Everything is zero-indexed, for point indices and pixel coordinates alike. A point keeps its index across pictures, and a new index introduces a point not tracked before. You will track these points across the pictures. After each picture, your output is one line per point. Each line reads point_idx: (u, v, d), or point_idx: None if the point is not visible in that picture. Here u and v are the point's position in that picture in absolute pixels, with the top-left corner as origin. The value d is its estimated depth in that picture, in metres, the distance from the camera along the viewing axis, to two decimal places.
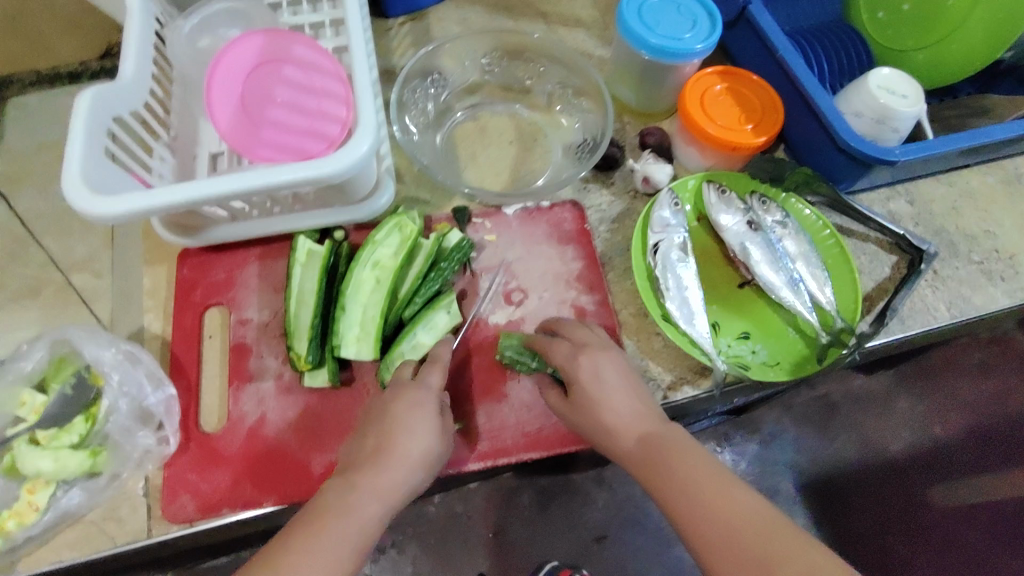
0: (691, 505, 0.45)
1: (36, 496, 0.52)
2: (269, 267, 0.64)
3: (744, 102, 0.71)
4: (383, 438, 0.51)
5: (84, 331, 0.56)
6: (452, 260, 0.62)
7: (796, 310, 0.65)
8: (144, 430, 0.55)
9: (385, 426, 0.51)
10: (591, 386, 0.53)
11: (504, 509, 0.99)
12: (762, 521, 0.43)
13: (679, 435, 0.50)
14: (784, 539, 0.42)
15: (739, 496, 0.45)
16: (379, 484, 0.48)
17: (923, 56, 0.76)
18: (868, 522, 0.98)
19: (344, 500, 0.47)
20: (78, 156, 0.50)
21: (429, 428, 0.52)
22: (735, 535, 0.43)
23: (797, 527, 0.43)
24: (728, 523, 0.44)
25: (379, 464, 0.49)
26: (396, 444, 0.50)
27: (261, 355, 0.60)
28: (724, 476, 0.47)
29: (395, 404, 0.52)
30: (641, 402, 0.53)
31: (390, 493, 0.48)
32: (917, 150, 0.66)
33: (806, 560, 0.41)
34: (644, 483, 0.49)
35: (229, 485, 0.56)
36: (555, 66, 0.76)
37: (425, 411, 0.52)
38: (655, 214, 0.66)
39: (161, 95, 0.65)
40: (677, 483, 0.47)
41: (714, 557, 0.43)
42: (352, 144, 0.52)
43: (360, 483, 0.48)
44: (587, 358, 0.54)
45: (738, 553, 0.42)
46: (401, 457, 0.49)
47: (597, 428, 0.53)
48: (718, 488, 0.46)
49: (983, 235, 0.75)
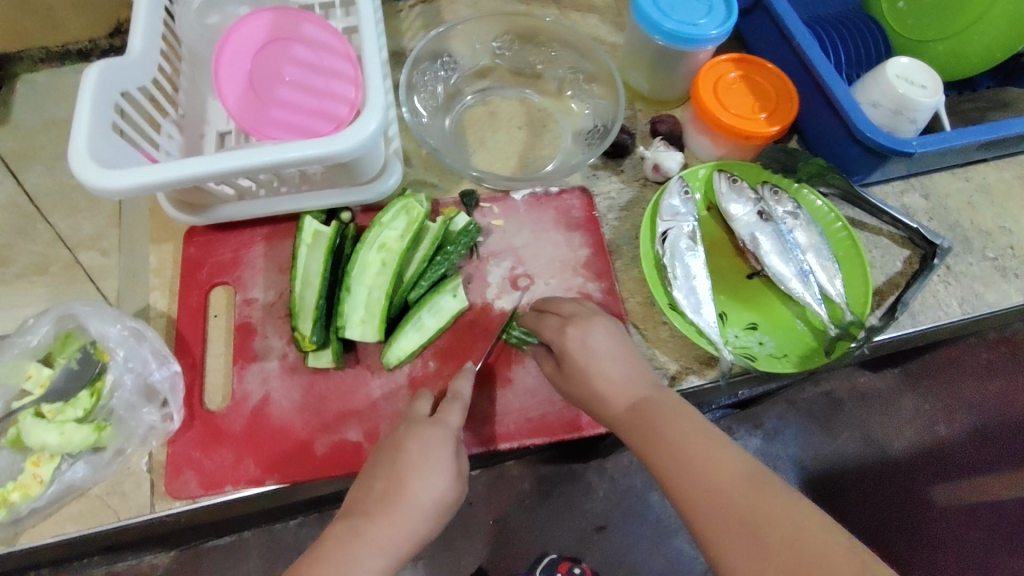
0: (680, 466, 0.46)
1: (40, 469, 0.52)
2: (276, 247, 0.64)
3: (758, 90, 0.70)
4: (393, 484, 0.48)
5: (90, 307, 0.56)
6: (459, 244, 0.62)
7: (805, 302, 0.64)
8: (149, 406, 0.56)
9: (395, 474, 0.48)
10: (593, 367, 0.53)
11: (505, 497, 1.00)
12: (750, 483, 0.44)
13: (670, 404, 0.50)
14: (767, 495, 0.43)
15: (725, 455, 0.46)
16: (384, 538, 0.46)
17: (943, 47, 0.74)
18: (880, 512, 0.99)
19: (347, 553, 0.45)
20: (86, 130, 0.50)
21: (442, 475, 0.49)
22: (723, 496, 0.44)
23: (784, 487, 0.44)
24: (716, 484, 0.44)
25: (387, 515, 0.47)
26: (407, 493, 0.48)
27: (266, 335, 0.60)
28: (714, 437, 0.47)
29: (409, 447, 0.50)
30: (636, 374, 0.53)
31: (396, 547, 0.46)
32: (935, 141, 0.65)
33: (792, 519, 0.42)
34: (634, 445, 0.50)
35: (232, 463, 0.56)
36: (566, 51, 0.75)
37: (441, 449, 0.50)
38: (665, 202, 0.65)
39: (170, 71, 0.65)
40: (667, 446, 0.47)
41: (700, 516, 0.44)
42: (360, 122, 0.51)
43: (366, 536, 0.46)
44: (574, 329, 0.55)
45: (725, 513, 0.43)
46: (411, 508, 0.47)
47: (591, 394, 0.53)
48: (704, 447, 0.46)
49: (998, 232, 0.73)
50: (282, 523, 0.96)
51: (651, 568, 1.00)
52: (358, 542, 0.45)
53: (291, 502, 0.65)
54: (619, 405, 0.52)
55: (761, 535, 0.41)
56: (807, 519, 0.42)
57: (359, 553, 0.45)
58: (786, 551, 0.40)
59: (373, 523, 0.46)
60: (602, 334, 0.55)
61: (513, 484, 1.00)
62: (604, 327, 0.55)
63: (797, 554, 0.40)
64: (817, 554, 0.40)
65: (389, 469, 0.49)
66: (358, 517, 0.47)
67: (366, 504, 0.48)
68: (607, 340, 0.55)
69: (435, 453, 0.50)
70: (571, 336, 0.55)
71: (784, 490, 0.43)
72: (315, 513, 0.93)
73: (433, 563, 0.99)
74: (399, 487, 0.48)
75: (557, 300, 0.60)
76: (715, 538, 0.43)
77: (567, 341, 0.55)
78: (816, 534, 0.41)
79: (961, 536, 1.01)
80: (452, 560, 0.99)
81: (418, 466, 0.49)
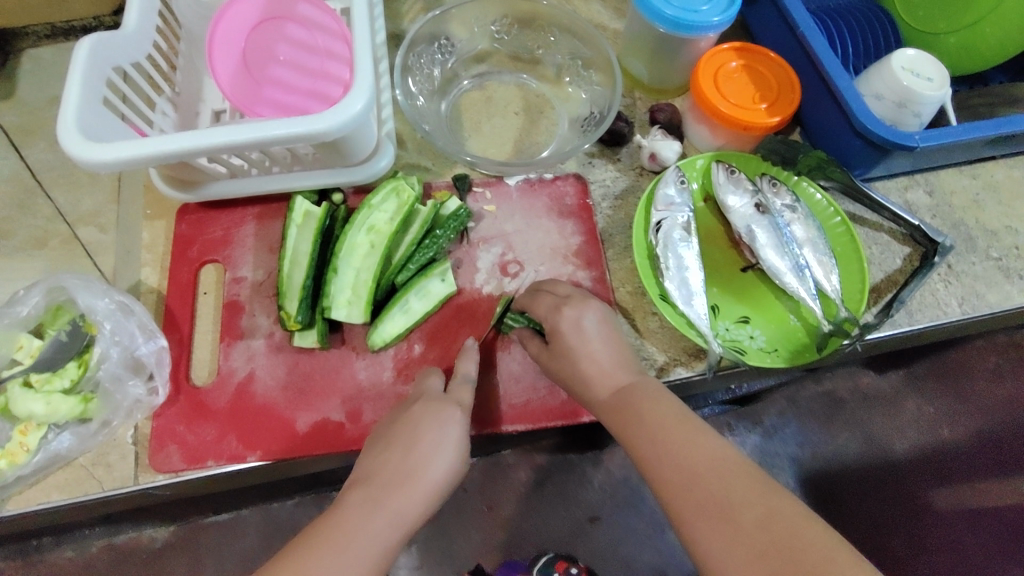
0: (659, 450, 0.46)
1: (27, 437, 0.53)
2: (266, 227, 0.64)
3: (759, 80, 0.68)
4: (410, 457, 0.48)
5: (77, 280, 0.57)
6: (448, 228, 0.62)
7: (799, 297, 0.63)
8: (135, 379, 0.56)
9: (411, 448, 0.48)
10: (583, 358, 0.53)
11: (499, 484, 1.01)
12: (728, 467, 0.44)
13: (652, 386, 0.51)
14: (747, 482, 0.43)
15: (707, 443, 0.45)
16: (401, 510, 0.45)
17: (954, 40, 0.72)
18: (879, 511, 0.98)
19: (362, 522, 0.44)
20: (76, 103, 0.50)
21: (454, 454, 0.49)
22: (700, 479, 0.43)
23: (764, 476, 0.43)
24: (694, 468, 0.44)
25: (404, 489, 0.46)
26: (422, 469, 0.47)
27: (253, 314, 0.61)
28: (697, 426, 0.47)
29: (425, 424, 0.50)
30: (624, 362, 0.53)
31: (410, 520, 0.45)
32: (938, 136, 0.63)
33: (768, 505, 0.41)
34: (615, 429, 0.50)
35: (215, 438, 0.56)
36: (565, 36, 0.73)
37: (453, 430, 0.50)
38: (660, 191, 0.64)
39: (166, 49, 0.65)
40: (648, 429, 0.47)
41: (675, 498, 0.44)
42: (347, 101, 0.51)
43: (384, 506, 0.45)
44: (570, 310, 0.55)
45: (701, 496, 0.43)
46: (427, 484, 0.47)
47: (575, 377, 0.53)
48: (687, 436, 0.46)
49: (1004, 231, 0.72)
50: (278, 502, 0.97)
51: (643, 560, 1.00)
52: (376, 512, 0.45)
53: (279, 478, 0.66)
54: (604, 391, 0.52)
55: (735, 518, 0.41)
56: (783, 505, 0.41)
57: (375, 523, 0.44)
58: (759, 534, 0.40)
59: (391, 496, 0.46)
60: (591, 325, 0.54)
61: (507, 472, 1.01)
62: (596, 318, 0.55)
63: (769, 537, 0.40)
64: (789, 538, 0.39)
65: (406, 442, 0.49)
66: (375, 488, 0.46)
67: (382, 476, 0.47)
68: (597, 332, 0.54)
69: (449, 433, 0.50)
70: (568, 318, 0.54)
71: (764, 479, 0.43)
72: (310, 491, 0.95)
73: (426, 546, 0.99)
74: (416, 463, 0.47)
75: (552, 281, 0.60)
76: (687, 520, 0.43)
77: (562, 323, 0.54)
78: (790, 520, 0.40)
79: (963, 542, 0.99)
80: (445, 544, 0.99)
81: (434, 443, 0.49)
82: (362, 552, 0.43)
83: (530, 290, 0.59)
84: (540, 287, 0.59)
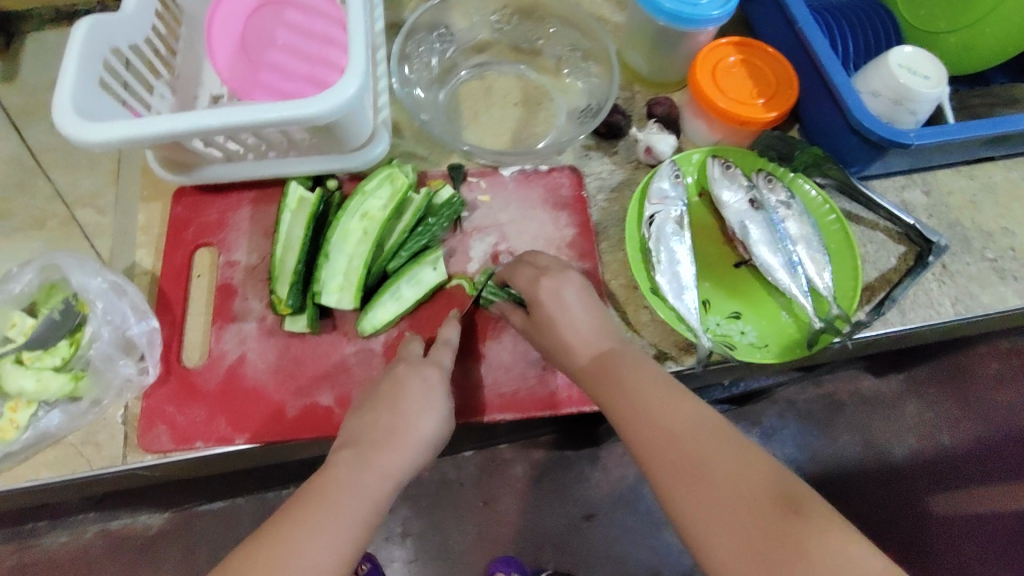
0: (637, 412, 0.46)
1: (17, 415, 0.54)
2: (261, 212, 0.64)
3: (758, 76, 0.68)
4: (398, 416, 0.49)
5: (71, 258, 0.57)
6: (441, 216, 0.62)
7: (791, 293, 0.63)
8: (126, 359, 0.57)
9: (399, 408, 0.49)
10: (565, 328, 0.53)
11: (495, 479, 1.01)
12: (703, 429, 0.44)
13: (631, 354, 0.51)
14: (722, 442, 0.43)
15: (683, 405, 0.46)
16: (393, 466, 0.46)
17: (954, 39, 0.72)
18: (880, 507, 0.98)
19: (355, 479, 0.45)
20: (71, 82, 0.51)
21: (441, 412, 0.50)
22: (675, 439, 0.44)
23: (738, 435, 0.44)
24: (670, 431, 0.44)
25: (395, 445, 0.47)
26: (412, 426, 0.48)
27: (246, 297, 0.61)
28: (674, 389, 0.47)
29: (409, 386, 0.51)
30: (604, 327, 0.53)
31: (402, 474, 0.46)
32: (934, 134, 0.63)
33: (740, 464, 0.42)
34: (596, 396, 0.50)
35: (204, 419, 0.57)
36: (565, 29, 0.74)
37: (438, 391, 0.51)
38: (654, 185, 0.64)
39: (165, 32, 0.65)
40: (626, 395, 0.48)
41: (652, 462, 0.44)
42: (340, 86, 0.51)
43: (376, 462, 0.46)
44: (548, 279, 0.55)
45: (677, 456, 0.43)
46: (416, 441, 0.48)
47: (558, 346, 0.53)
48: (665, 398, 0.46)
49: (1000, 233, 0.71)
50: (274, 492, 0.97)
51: (637, 560, 1.00)
52: (368, 469, 0.45)
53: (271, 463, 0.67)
54: (585, 357, 0.52)
55: (708, 478, 0.42)
56: (756, 464, 0.42)
57: (369, 477, 0.45)
58: (730, 493, 0.41)
59: (382, 452, 0.46)
60: (571, 298, 0.54)
61: (506, 468, 1.02)
62: (575, 293, 0.54)
63: (740, 495, 0.40)
64: (761, 497, 0.40)
65: (394, 401, 0.50)
66: (364, 446, 0.47)
67: (372, 434, 0.48)
68: (579, 304, 0.54)
69: (435, 393, 0.51)
70: (546, 287, 0.54)
71: (737, 439, 0.43)
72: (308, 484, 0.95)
73: (420, 539, 0.99)
74: (404, 422, 0.48)
75: (532, 253, 0.60)
76: (664, 483, 0.43)
77: (541, 290, 0.54)
78: (762, 479, 0.41)
79: (956, 548, 0.98)
80: (440, 538, 0.99)
81: (422, 404, 0.50)
82: (360, 504, 0.43)
83: (513, 263, 0.59)
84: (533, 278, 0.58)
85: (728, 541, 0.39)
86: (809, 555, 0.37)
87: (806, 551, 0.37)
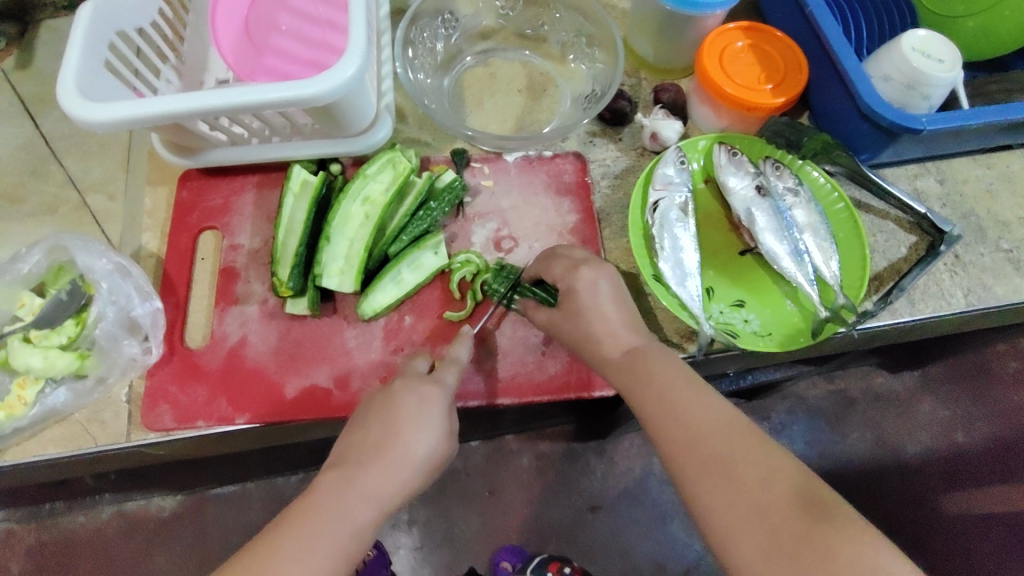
0: (666, 408, 0.46)
1: (25, 391, 0.55)
2: (265, 195, 0.65)
3: (766, 61, 0.67)
4: (387, 434, 0.48)
5: (77, 240, 0.59)
6: (442, 201, 0.62)
7: (797, 282, 0.62)
8: (130, 340, 0.58)
9: (391, 425, 0.48)
10: (592, 317, 0.52)
11: (501, 469, 1.02)
12: (733, 428, 0.44)
13: (661, 351, 0.51)
14: (750, 444, 0.43)
15: (709, 402, 0.46)
16: (376, 487, 0.46)
17: (973, 23, 0.69)
18: (900, 506, 0.96)
19: (338, 501, 0.44)
20: (75, 65, 0.51)
21: (435, 432, 0.49)
22: (705, 437, 0.44)
23: (766, 437, 0.44)
24: (699, 428, 0.45)
25: (377, 465, 0.46)
26: (398, 445, 0.47)
27: (249, 280, 0.62)
28: (703, 388, 0.47)
29: (403, 399, 0.49)
30: (617, 319, 0.52)
31: (386, 498, 0.46)
32: (948, 119, 0.61)
33: (770, 464, 0.42)
34: (620, 387, 0.50)
35: (206, 399, 0.58)
36: (570, 14, 0.73)
37: (433, 407, 0.49)
38: (659, 171, 0.63)
39: (171, 16, 0.65)
40: (657, 388, 0.47)
41: (681, 458, 0.44)
42: (339, 67, 0.51)
43: (358, 483, 0.45)
44: (588, 269, 0.54)
45: (705, 453, 0.43)
46: (400, 460, 0.47)
47: (575, 337, 0.53)
48: (693, 394, 0.46)
49: (1017, 223, 0.69)
50: (285, 477, 0.99)
51: (642, 553, 0.99)
52: (349, 489, 0.45)
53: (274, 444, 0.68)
54: (612, 350, 0.51)
55: (737, 476, 0.42)
56: (785, 466, 0.42)
57: (343, 505, 0.44)
58: (759, 491, 0.41)
59: (365, 471, 0.46)
60: (605, 291, 0.54)
61: (510, 458, 1.03)
62: (610, 286, 0.54)
63: (772, 495, 0.41)
64: (791, 500, 0.40)
65: (387, 420, 0.48)
66: (349, 466, 0.46)
67: (358, 453, 0.47)
68: (610, 298, 0.53)
69: (431, 408, 0.49)
70: (584, 277, 0.53)
71: (766, 442, 0.43)
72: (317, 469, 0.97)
73: (428, 527, 1.00)
74: (400, 438, 0.47)
75: (566, 246, 0.58)
76: (690, 476, 0.43)
77: (579, 281, 0.53)
78: (792, 481, 0.41)
79: (975, 550, 0.96)
80: (446, 527, 1.00)
81: (414, 418, 0.48)
82: (337, 531, 0.43)
83: (545, 256, 0.58)
84: (540, 263, 0.58)
85: (753, 538, 0.40)
86: (842, 561, 0.37)
87: (835, 554, 0.38)
